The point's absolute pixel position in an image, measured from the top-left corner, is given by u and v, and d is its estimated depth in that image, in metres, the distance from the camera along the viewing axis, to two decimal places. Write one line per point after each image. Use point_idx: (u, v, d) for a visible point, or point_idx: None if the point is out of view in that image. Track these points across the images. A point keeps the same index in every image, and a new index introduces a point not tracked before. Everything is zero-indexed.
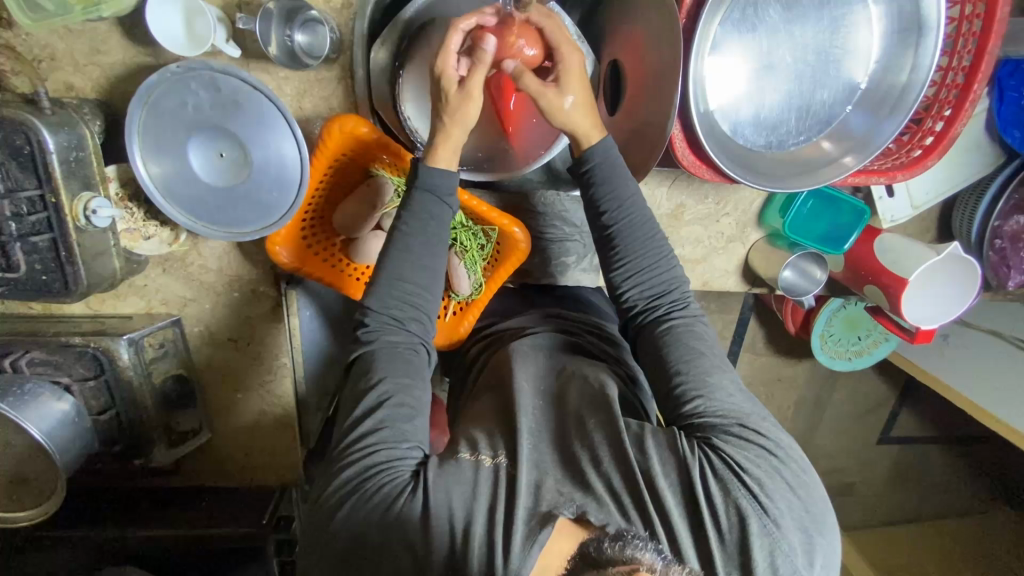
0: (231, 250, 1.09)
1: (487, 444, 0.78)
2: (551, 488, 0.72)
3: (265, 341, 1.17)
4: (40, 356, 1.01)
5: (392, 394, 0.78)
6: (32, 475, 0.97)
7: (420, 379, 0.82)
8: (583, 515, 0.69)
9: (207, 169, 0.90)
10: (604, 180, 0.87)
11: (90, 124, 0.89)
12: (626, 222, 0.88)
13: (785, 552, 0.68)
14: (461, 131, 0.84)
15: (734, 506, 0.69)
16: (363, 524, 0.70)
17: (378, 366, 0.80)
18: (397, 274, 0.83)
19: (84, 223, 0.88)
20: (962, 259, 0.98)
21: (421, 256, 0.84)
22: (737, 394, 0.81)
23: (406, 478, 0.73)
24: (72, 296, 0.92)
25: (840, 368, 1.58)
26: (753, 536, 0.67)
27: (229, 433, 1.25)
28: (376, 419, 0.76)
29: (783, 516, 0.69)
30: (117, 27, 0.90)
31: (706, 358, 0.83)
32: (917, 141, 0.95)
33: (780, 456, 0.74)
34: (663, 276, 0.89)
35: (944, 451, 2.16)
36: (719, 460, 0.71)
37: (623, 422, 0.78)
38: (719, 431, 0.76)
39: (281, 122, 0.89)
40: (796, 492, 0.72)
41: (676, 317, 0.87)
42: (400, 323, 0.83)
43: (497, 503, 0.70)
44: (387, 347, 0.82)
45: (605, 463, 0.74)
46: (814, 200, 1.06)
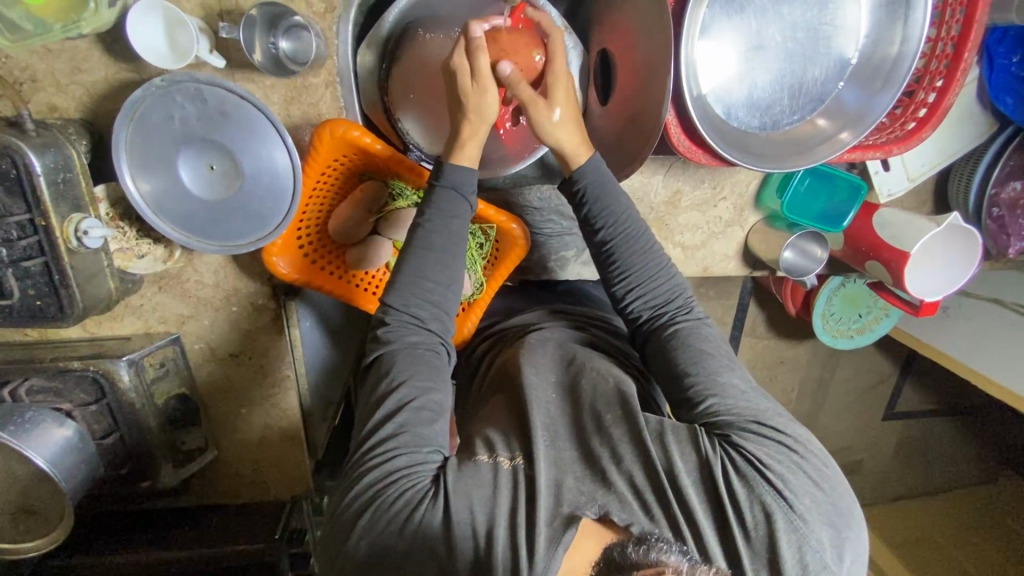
0: (228, 263, 1.07)
1: (504, 444, 0.77)
2: (572, 487, 0.71)
3: (266, 353, 1.16)
4: (39, 383, 1.00)
5: (413, 397, 0.78)
6: (39, 504, 0.94)
7: (441, 381, 0.81)
8: (606, 516, 0.69)
9: (197, 182, 0.88)
10: (596, 197, 0.88)
11: (76, 144, 0.88)
12: (622, 237, 0.90)
13: (813, 548, 0.67)
14: (483, 128, 0.82)
15: (759, 503, 0.68)
16: (385, 532, 0.69)
17: (399, 367, 0.79)
18: (420, 272, 0.83)
19: (77, 245, 0.87)
20: (977, 247, 0.97)
21: (441, 256, 0.83)
22: (749, 391, 0.82)
23: (427, 482, 0.72)
24: (68, 319, 0.90)
25: (843, 347, 1.60)
26: (780, 534, 0.67)
27: (235, 449, 1.23)
28: (397, 423, 0.76)
29: (809, 511, 0.69)
30: (97, 43, 0.88)
31: (713, 359, 0.84)
32: (910, 114, 0.94)
33: (802, 452, 0.74)
34: (665, 286, 0.91)
35: (948, 422, 2.19)
36: (739, 456, 0.71)
37: (643, 419, 0.77)
38: (737, 429, 0.75)
39: (271, 131, 0.88)
40: (820, 486, 0.72)
41: (681, 322, 0.89)
42: (423, 323, 0.83)
43: (518, 505, 0.69)
44: (406, 350, 0.80)
45: (625, 457, 0.73)
46: (811, 178, 1.05)
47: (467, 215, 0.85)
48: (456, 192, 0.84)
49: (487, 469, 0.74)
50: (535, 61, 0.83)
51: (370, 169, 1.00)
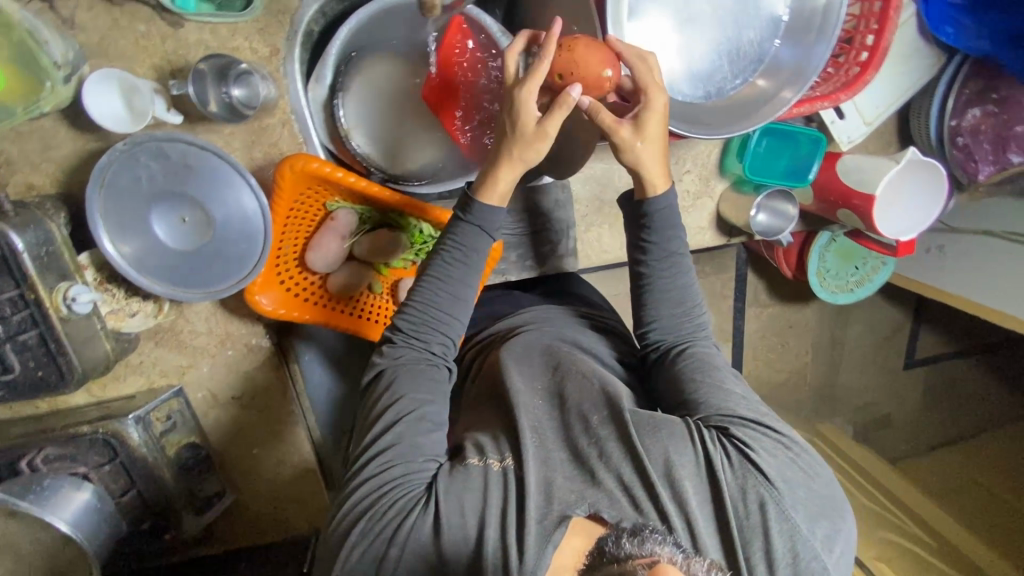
0: (217, 310, 1.10)
1: (493, 448, 0.79)
2: (563, 485, 0.73)
3: (269, 393, 1.19)
4: (54, 451, 1.03)
5: (415, 408, 0.80)
6: (68, 564, 0.97)
7: (440, 390, 0.83)
8: (596, 513, 0.71)
9: (173, 235, 0.92)
10: (660, 222, 0.91)
11: (55, 217, 0.92)
12: (662, 261, 0.93)
13: (805, 538, 0.70)
14: (512, 172, 0.85)
15: (754, 495, 0.72)
16: (379, 539, 0.71)
17: (400, 383, 0.81)
18: (427, 298, 0.85)
19: (67, 312, 0.90)
20: (943, 177, 0.97)
21: (438, 289, 0.86)
22: (752, 401, 0.83)
23: (420, 489, 0.74)
24: (69, 385, 0.93)
25: (845, 301, 1.59)
26: (772, 521, 0.70)
27: (253, 490, 1.26)
28: (395, 433, 0.77)
29: (803, 507, 0.72)
30: (62, 119, 0.93)
31: (722, 371, 0.87)
32: (853, 59, 0.96)
33: (797, 449, 0.77)
34: (689, 322, 0.93)
35: (968, 361, 2.17)
36: (730, 445, 0.75)
37: (629, 414, 0.78)
38: (736, 427, 0.78)
39: (236, 177, 0.91)
40: (813, 478, 0.75)
41: (700, 340, 0.91)
42: (424, 343, 0.85)
43: (508, 507, 0.71)
44: (408, 367, 0.83)
45: (613, 457, 0.75)
46: (768, 139, 1.06)
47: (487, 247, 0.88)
48: (472, 227, 0.86)
49: (478, 471, 0.75)
50: (607, 77, 0.80)
51: (335, 198, 1.02)
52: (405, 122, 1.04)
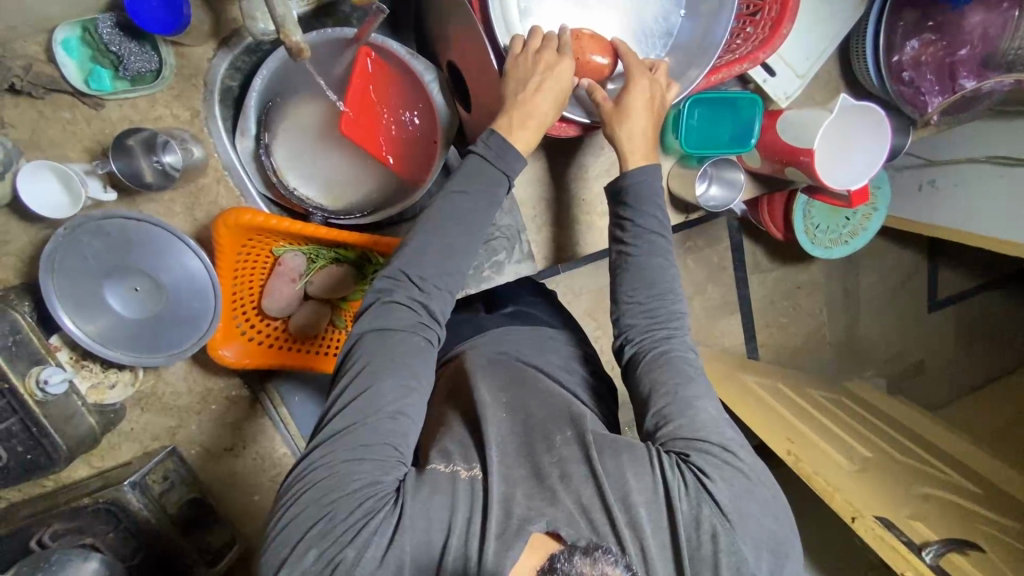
0: (192, 367, 1.15)
1: (461, 456, 0.78)
2: (521, 502, 0.72)
3: (256, 436, 1.23)
4: (62, 526, 1.07)
5: (392, 397, 0.76)
6: None
7: (423, 373, 0.80)
8: (554, 530, 0.70)
9: (128, 305, 0.96)
10: (642, 213, 0.91)
11: (19, 307, 0.96)
12: (649, 261, 0.90)
13: (750, 571, 0.72)
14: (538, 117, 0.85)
15: (708, 527, 0.72)
16: (337, 542, 0.69)
17: (383, 355, 0.78)
18: (419, 259, 0.83)
19: (43, 395, 0.95)
20: (882, 122, 0.95)
21: (426, 271, 0.83)
22: (720, 423, 0.81)
23: (389, 493, 0.72)
24: (60, 462, 0.99)
25: (840, 254, 1.55)
26: (721, 554, 0.71)
27: (261, 536, 1.28)
28: (369, 424, 0.74)
29: (751, 541, 0.73)
30: (13, 214, 0.98)
31: (695, 382, 0.84)
32: (767, 16, 0.92)
33: (755, 482, 0.78)
34: (672, 319, 0.89)
35: (995, 291, 2.10)
36: (689, 473, 0.75)
37: (592, 437, 0.80)
38: (700, 452, 0.77)
39: (175, 240, 0.94)
40: (768, 514, 0.76)
41: (678, 343, 0.87)
42: (415, 307, 0.82)
43: (473, 516, 0.71)
44: (399, 333, 0.79)
45: (574, 479, 0.75)
46: (700, 108, 1.02)
47: (496, 198, 0.86)
48: (489, 164, 0.85)
49: (446, 477, 0.75)
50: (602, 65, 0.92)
51: (280, 244, 1.04)
52: (336, 156, 1.06)
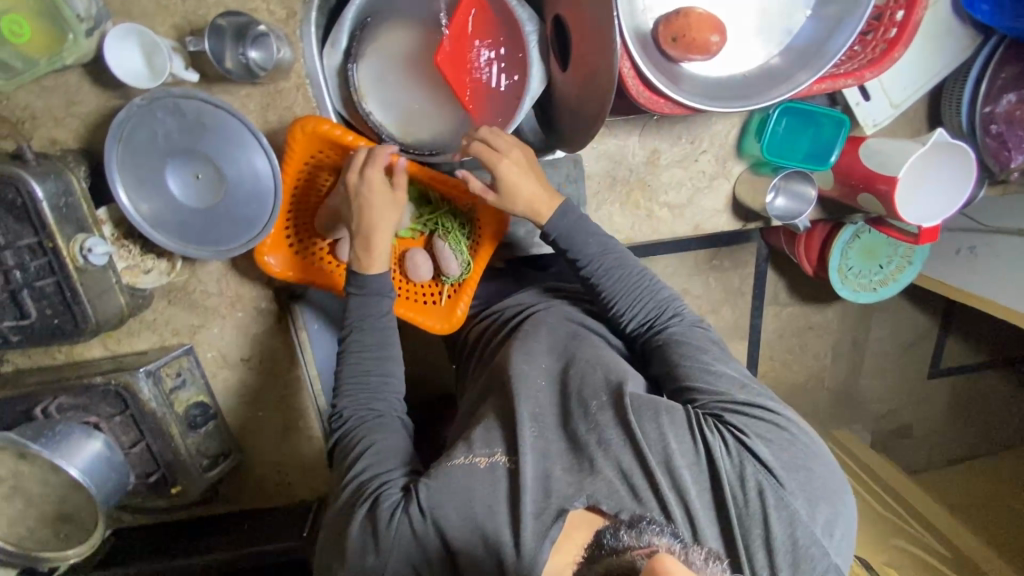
0: (227, 270, 1.13)
1: (485, 443, 0.81)
2: (559, 478, 0.76)
3: (275, 353, 1.22)
4: (68, 401, 1.07)
5: (374, 448, 0.85)
6: (74, 511, 1.01)
7: (397, 434, 0.88)
8: (595, 505, 0.73)
9: (186, 192, 0.94)
10: (571, 242, 0.97)
11: (75, 170, 0.94)
12: (613, 261, 0.97)
13: (803, 523, 0.72)
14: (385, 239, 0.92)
15: (755, 485, 0.73)
16: (365, 557, 0.75)
17: (358, 440, 0.87)
18: (361, 340, 0.93)
19: (83, 263, 0.93)
20: (971, 164, 0.94)
21: (375, 342, 0.93)
22: (743, 378, 0.85)
23: (397, 495, 0.78)
24: (84, 334, 0.97)
25: (866, 301, 1.54)
26: (771, 513, 0.72)
27: (259, 453, 1.28)
28: (359, 470, 0.83)
29: (799, 492, 0.74)
30: (86, 76, 0.95)
31: (705, 354, 0.88)
32: (881, 36, 0.92)
33: (796, 430, 0.79)
34: (653, 300, 0.96)
35: (998, 373, 2.09)
36: (728, 434, 0.76)
37: (626, 400, 0.80)
38: (733, 412, 0.79)
39: (247, 137, 0.92)
40: (812, 465, 0.77)
41: (674, 326, 0.93)
42: (371, 398, 0.91)
43: (509, 494, 0.75)
44: (359, 423, 0.88)
45: (613, 444, 0.77)
46: (788, 117, 1.02)
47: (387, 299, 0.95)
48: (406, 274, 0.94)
49: (464, 469, 0.77)
50: (712, 44, 0.84)
51: (347, 163, 1.04)
52: (415, 93, 1.02)
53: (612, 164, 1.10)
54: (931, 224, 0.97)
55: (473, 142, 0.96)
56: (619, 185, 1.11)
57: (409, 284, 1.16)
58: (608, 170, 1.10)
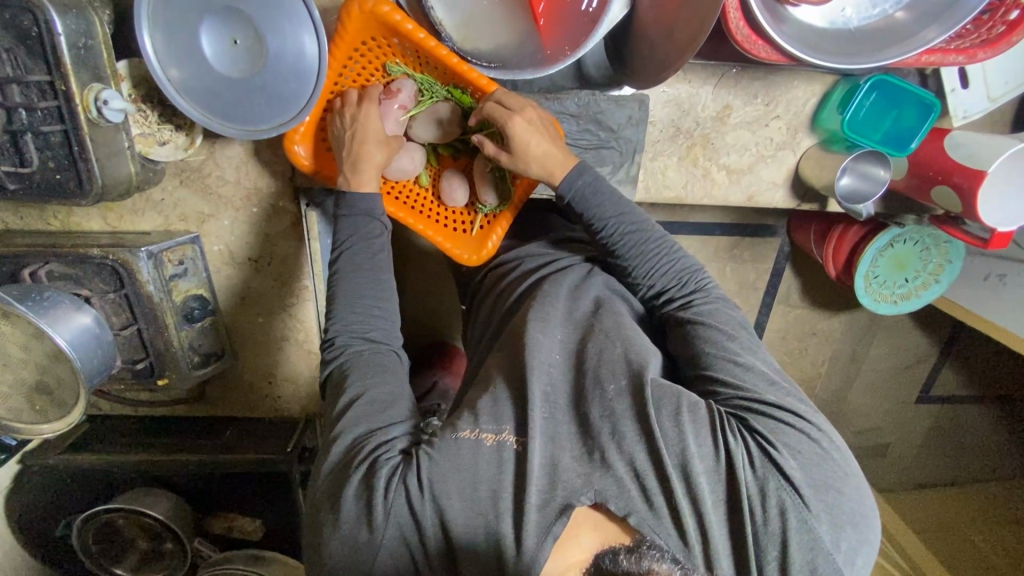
0: (249, 158, 1.04)
1: (489, 417, 0.73)
2: (568, 468, 0.69)
3: (286, 259, 1.14)
4: (59, 270, 1.00)
5: (366, 391, 0.77)
6: (55, 385, 0.93)
7: (395, 374, 0.81)
8: (602, 504, 0.67)
9: (220, 57, 0.84)
10: (587, 203, 0.91)
11: (100, 12, 0.84)
12: (632, 227, 0.91)
13: (826, 550, 0.64)
14: (371, 162, 0.89)
15: (775, 501, 0.65)
16: (352, 528, 0.68)
17: (352, 379, 0.78)
18: (356, 272, 0.86)
19: (96, 116, 0.84)
20: None
21: (370, 279, 0.86)
22: (771, 375, 0.77)
23: (397, 458, 0.71)
24: (88, 198, 0.88)
25: (885, 313, 1.42)
26: (792, 533, 0.64)
27: (251, 360, 1.23)
28: (351, 419, 0.75)
29: (824, 515, 0.66)
30: None
31: (733, 338, 0.80)
32: (999, 17, 0.84)
33: (826, 445, 0.70)
34: (674, 270, 0.90)
35: (986, 410, 2.03)
36: (753, 441, 0.68)
37: (649, 391, 0.71)
38: (759, 415, 0.71)
39: (298, 6, 0.83)
40: (843, 487, 0.68)
41: (697, 301, 0.86)
42: (364, 335, 0.83)
43: (506, 488, 0.67)
44: (354, 356, 0.81)
45: (628, 440, 0.69)
46: (879, 93, 0.95)
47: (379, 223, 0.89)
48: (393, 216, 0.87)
49: (469, 444, 0.70)
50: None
51: (398, 59, 0.94)
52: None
53: (679, 112, 1.01)
54: (1005, 230, 0.91)
55: (485, 104, 0.90)
56: (681, 137, 1.04)
57: (441, 208, 1.09)
58: (673, 119, 1.02)
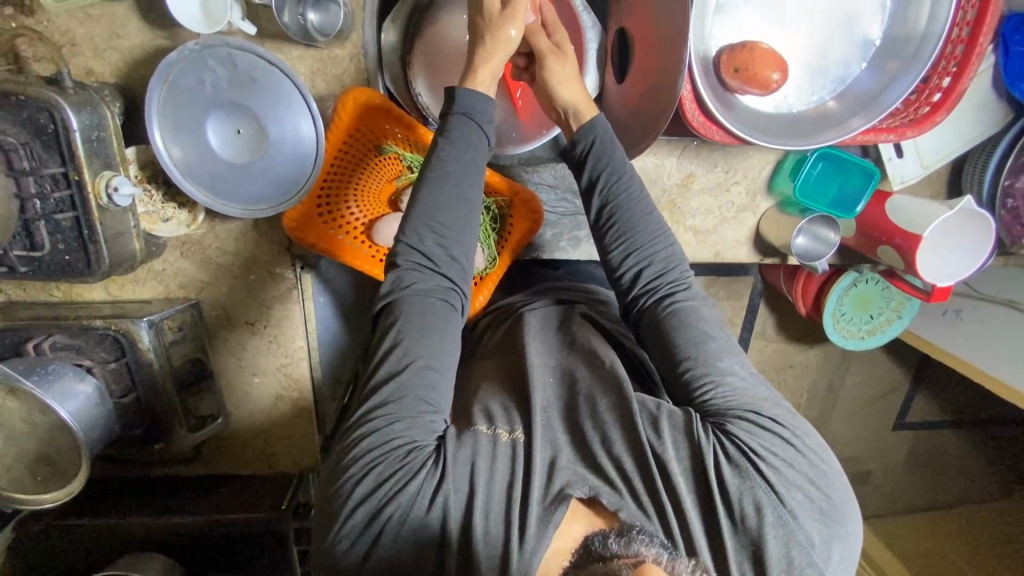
0: (247, 232, 1.10)
1: (504, 418, 0.77)
2: (565, 465, 0.72)
3: (279, 321, 1.19)
4: (62, 340, 1.03)
5: (421, 355, 0.74)
6: (57, 454, 0.95)
7: (450, 337, 0.77)
8: (595, 498, 0.70)
9: (225, 146, 0.92)
10: (598, 159, 0.88)
11: (111, 105, 0.91)
12: (626, 198, 0.87)
13: (800, 544, 0.66)
14: (501, 55, 0.83)
15: (751, 497, 0.67)
16: (371, 505, 0.67)
17: (409, 318, 0.75)
18: (433, 212, 0.79)
19: (107, 202, 0.90)
20: (991, 234, 0.98)
21: (445, 210, 0.79)
22: (748, 376, 0.78)
23: (428, 450, 0.71)
24: (95, 276, 0.93)
25: (852, 348, 1.48)
26: (767, 527, 0.66)
27: (245, 419, 1.26)
28: (398, 383, 0.73)
29: (801, 508, 0.68)
30: (135, 10, 0.93)
31: (712, 340, 0.79)
32: (925, 98, 0.95)
33: (802, 446, 0.71)
34: (661, 253, 0.86)
35: (960, 434, 2.08)
36: (730, 444, 0.70)
37: (636, 402, 0.76)
38: (733, 418, 0.72)
39: (297, 98, 0.91)
40: (814, 484, 0.69)
41: (680, 298, 0.83)
42: (434, 266, 0.79)
43: (515, 478, 0.70)
44: (416, 297, 0.77)
45: (616, 443, 0.73)
46: (824, 163, 1.06)
47: (482, 148, 0.83)
48: (472, 131, 0.82)
49: (485, 438, 0.74)
50: (773, 81, 0.86)
51: (390, 140, 1.04)
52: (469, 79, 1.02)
53: (646, 181, 1.10)
54: (943, 283, 1.01)
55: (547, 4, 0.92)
56: None
57: None
58: None
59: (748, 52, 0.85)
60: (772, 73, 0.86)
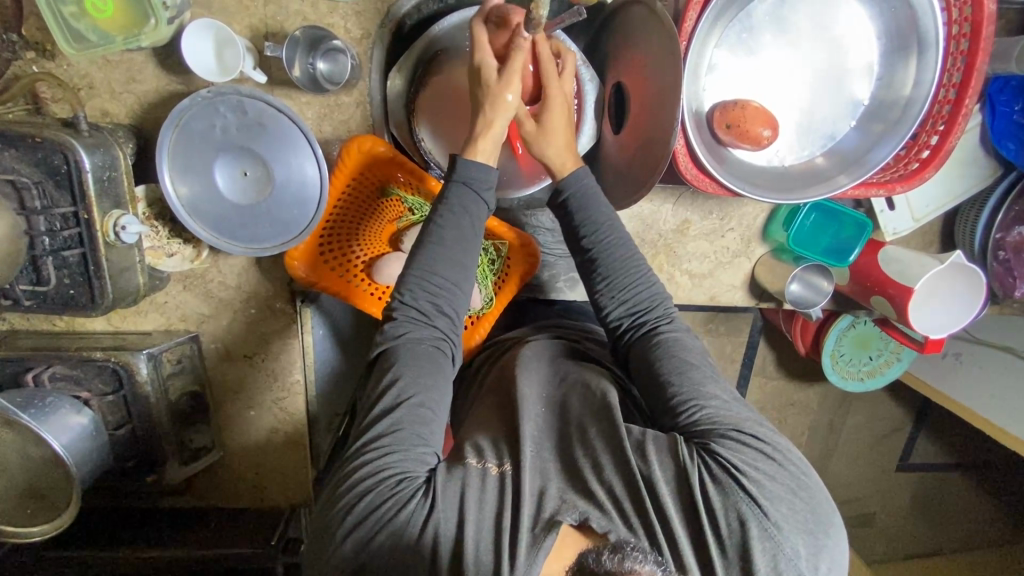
0: (250, 267, 1.13)
1: (492, 451, 0.76)
2: (554, 496, 0.71)
3: (279, 357, 1.20)
4: (61, 371, 1.04)
5: (413, 395, 0.75)
6: (47, 489, 0.94)
7: (443, 380, 0.79)
8: (585, 523, 0.68)
9: (230, 189, 0.95)
10: (582, 205, 0.89)
11: (123, 146, 0.95)
12: (608, 243, 0.88)
13: (788, 556, 0.66)
14: (500, 122, 0.84)
15: (734, 510, 0.67)
16: (361, 533, 0.67)
17: (399, 365, 0.77)
18: (428, 264, 0.81)
19: (113, 239, 0.92)
20: (981, 287, 1.00)
21: (445, 254, 0.81)
22: (730, 400, 0.79)
23: (419, 483, 0.70)
24: (97, 309, 0.95)
25: (851, 390, 1.47)
26: (753, 539, 0.66)
27: (239, 451, 1.26)
28: (392, 419, 0.74)
29: (785, 519, 0.67)
30: (153, 57, 0.97)
31: (697, 369, 0.81)
32: (913, 155, 0.97)
33: (785, 462, 0.72)
34: (645, 291, 0.88)
35: (964, 477, 2.04)
36: (715, 463, 0.70)
37: (624, 430, 0.76)
38: (718, 436, 0.73)
39: (303, 144, 0.94)
40: (798, 495, 0.70)
41: (665, 331, 0.85)
42: (427, 318, 0.80)
43: (504, 508, 0.69)
44: (410, 345, 0.79)
45: (605, 470, 0.72)
46: (817, 213, 1.08)
47: (482, 214, 0.84)
48: (468, 190, 0.83)
49: (477, 474, 0.72)
50: (764, 137, 0.89)
51: (394, 183, 1.07)
52: None
53: (643, 226, 1.13)
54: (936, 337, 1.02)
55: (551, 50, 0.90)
56: (646, 246, 1.14)
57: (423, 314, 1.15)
58: (638, 231, 1.13)
59: (742, 111, 0.88)
60: (764, 129, 0.89)
